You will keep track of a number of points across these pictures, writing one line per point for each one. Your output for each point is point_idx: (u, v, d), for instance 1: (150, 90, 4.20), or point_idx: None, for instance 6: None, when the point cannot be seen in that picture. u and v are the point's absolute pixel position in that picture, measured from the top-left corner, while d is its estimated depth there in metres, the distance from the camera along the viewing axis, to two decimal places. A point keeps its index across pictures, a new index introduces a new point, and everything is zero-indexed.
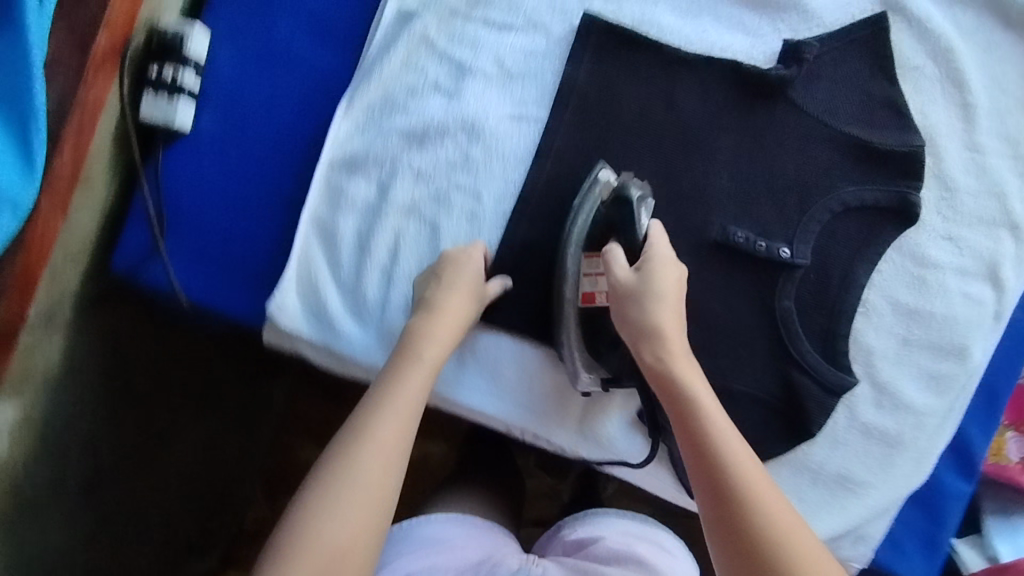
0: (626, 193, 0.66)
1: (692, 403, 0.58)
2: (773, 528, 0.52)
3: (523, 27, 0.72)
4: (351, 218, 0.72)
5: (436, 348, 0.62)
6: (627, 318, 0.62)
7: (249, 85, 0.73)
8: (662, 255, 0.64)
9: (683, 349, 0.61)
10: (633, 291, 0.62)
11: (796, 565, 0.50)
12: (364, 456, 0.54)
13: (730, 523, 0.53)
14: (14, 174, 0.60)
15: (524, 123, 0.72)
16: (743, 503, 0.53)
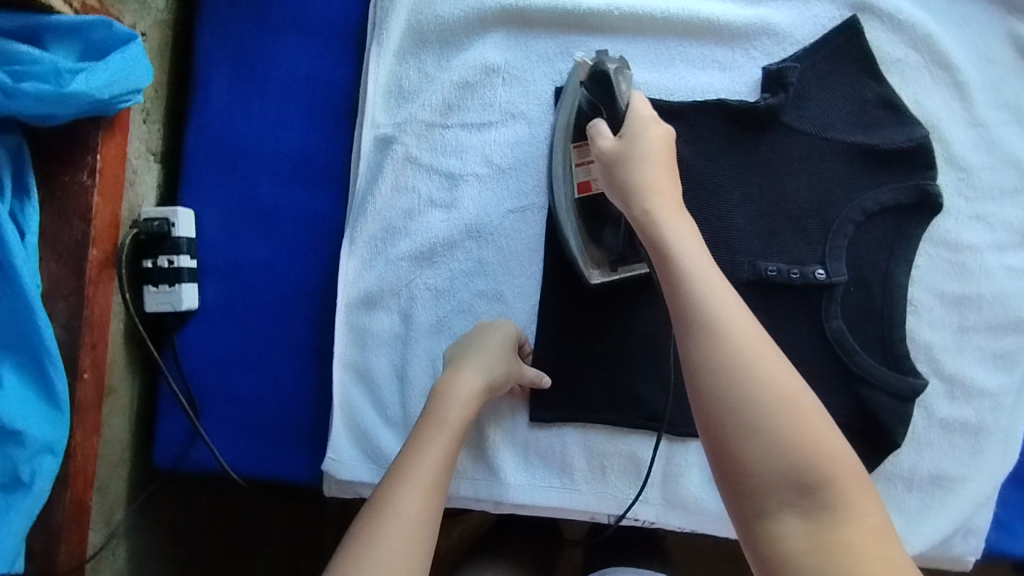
0: (605, 71, 0.63)
1: (671, 249, 0.51)
2: (766, 391, 0.44)
3: (502, 120, 0.71)
4: (382, 354, 0.70)
5: (458, 409, 0.58)
6: (611, 175, 0.57)
7: (247, 248, 0.71)
8: (639, 118, 0.58)
9: (673, 206, 0.54)
10: (615, 157, 0.58)
11: (794, 441, 0.43)
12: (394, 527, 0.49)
13: (698, 359, 0.46)
14: (42, 416, 0.58)
15: (528, 213, 0.71)
16: (722, 357, 0.45)
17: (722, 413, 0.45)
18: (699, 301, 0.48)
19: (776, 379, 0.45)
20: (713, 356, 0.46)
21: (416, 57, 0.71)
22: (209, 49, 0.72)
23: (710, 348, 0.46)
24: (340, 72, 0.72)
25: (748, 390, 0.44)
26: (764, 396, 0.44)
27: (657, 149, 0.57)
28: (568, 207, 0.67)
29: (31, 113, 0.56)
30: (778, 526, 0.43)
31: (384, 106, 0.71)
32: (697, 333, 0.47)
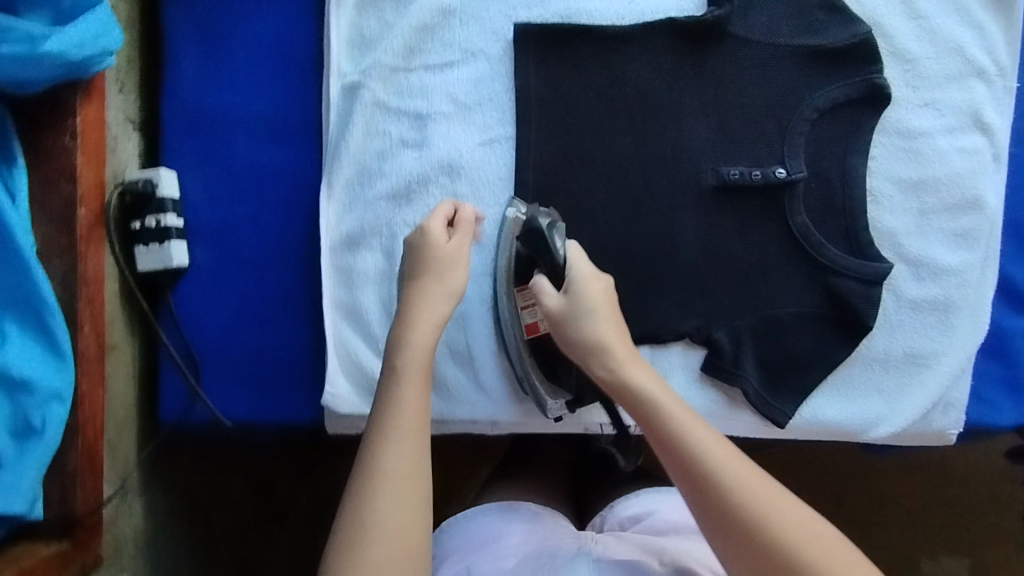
0: (539, 226, 0.67)
1: (658, 404, 0.57)
2: (774, 518, 0.50)
3: (462, 59, 0.74)
4: (369, 291, 0.72)
5: (418, 351, 0.59)
6: (568, 338, 0.63)
7: (230, 206, 0.74)
8: (581, 279, 0.64)
9: (634, 360, 0.60)
10: (563, 316, 0.63)
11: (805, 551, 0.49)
12: (386, 486, 0.52)
13: (705, 495, 0.52)
14: (46, 367, 0.61)
15: (496, 144, 0.73)
16: (738, 495, 0.51)
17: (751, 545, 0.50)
18: (674, 432, 0.55)
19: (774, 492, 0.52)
20: (713, 495, 0.52)
21: (375, 7, 0.74)
22: (175, 18, 0.75)
23: (707, 489, 0.52)
24: (303, 28, 0.75)
25: (759, 515, 0.50)
26: (769, 513, 0.51)
27: (623, 328, 0.63)
28: (518, 345, 0.70)
29: (12, 76, 0.59)
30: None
31: (349, 55, 0.74)
32: (692, 474, 0.53)
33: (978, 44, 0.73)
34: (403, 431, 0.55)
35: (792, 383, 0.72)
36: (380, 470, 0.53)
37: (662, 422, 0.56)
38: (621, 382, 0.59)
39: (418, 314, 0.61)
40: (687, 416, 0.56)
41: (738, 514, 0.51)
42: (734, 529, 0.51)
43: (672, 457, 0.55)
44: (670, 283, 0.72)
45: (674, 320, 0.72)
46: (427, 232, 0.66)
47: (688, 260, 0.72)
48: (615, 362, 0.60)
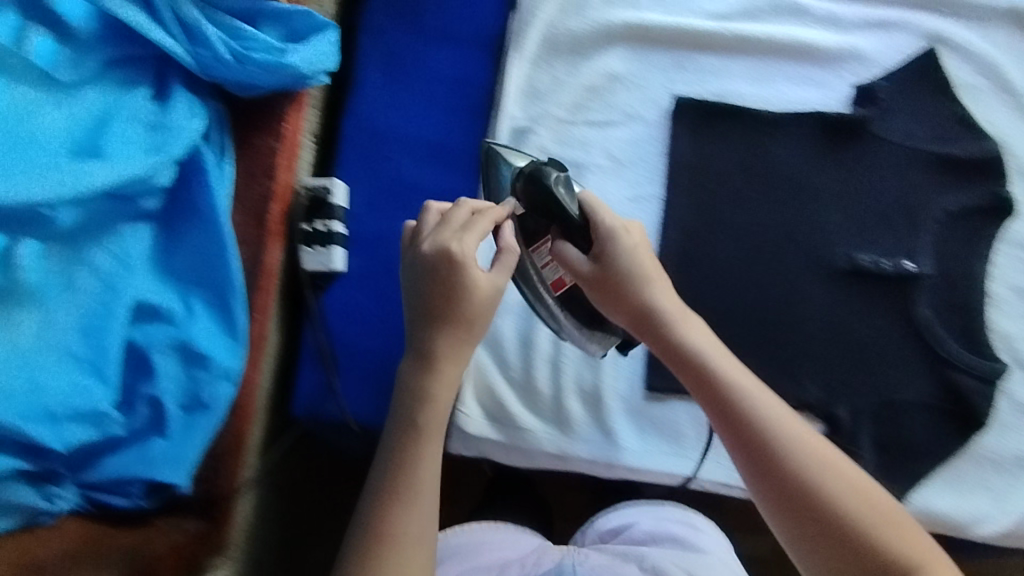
0: (547, 189, 0.62)
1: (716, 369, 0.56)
2: (836, 490, 0.51)
3: (622, 120, 0.80)
4: (510, 321, 0.77)
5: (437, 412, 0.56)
6: (616, 304, 0.62)
7: (391, 224, 0.79)
8: (611, 235, 0.61)
9: (690, 322, 0.60)
10: (601, 280, 0.61)
11: (865, 522, 0.50)
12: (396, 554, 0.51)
13: (766, 466, 0.53)
14: (222, 346, 0.65)
15: (644, 200, 0.79)
16: (799, 465, 0.52)
17: (810, 512, 0.51)
18: (737, 401, 0.55)
19: (834, 465, 0.52)
20: (773, 465, 0.52)
21: (549, 63, 0.80)
22: (366, 48, 0.82)
23: (767, 457, 0.53)
24: (478, 73, 0.82)
25: (825, 494, 0.51)
26: (829, 480, 0.52)
27: (675, 297, 0.62)
28: (555, 310, 0.68)
29: (248, 78, 0.64)
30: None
31: (520, 103, 0.79)
32: (751, 442, 0.53)
33: None
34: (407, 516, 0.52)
35: (902, 469, 0.74)
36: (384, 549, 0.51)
37: (722, 385, 0.56)
38: (675, 344, 0.58)
39: (443, 371, 0.56)
40: (744, 379, 0.56)
41: (802, 482, 0.52)
42: (792, 496, 0.52)
43: (734, 427, 0.54)
44: (796, 354, 0.76)
45: (795, 390, 0.75)
46: (465, 264, 0.57)
47: (814, 334, 0.76)
48: (675, 328, 0.59)
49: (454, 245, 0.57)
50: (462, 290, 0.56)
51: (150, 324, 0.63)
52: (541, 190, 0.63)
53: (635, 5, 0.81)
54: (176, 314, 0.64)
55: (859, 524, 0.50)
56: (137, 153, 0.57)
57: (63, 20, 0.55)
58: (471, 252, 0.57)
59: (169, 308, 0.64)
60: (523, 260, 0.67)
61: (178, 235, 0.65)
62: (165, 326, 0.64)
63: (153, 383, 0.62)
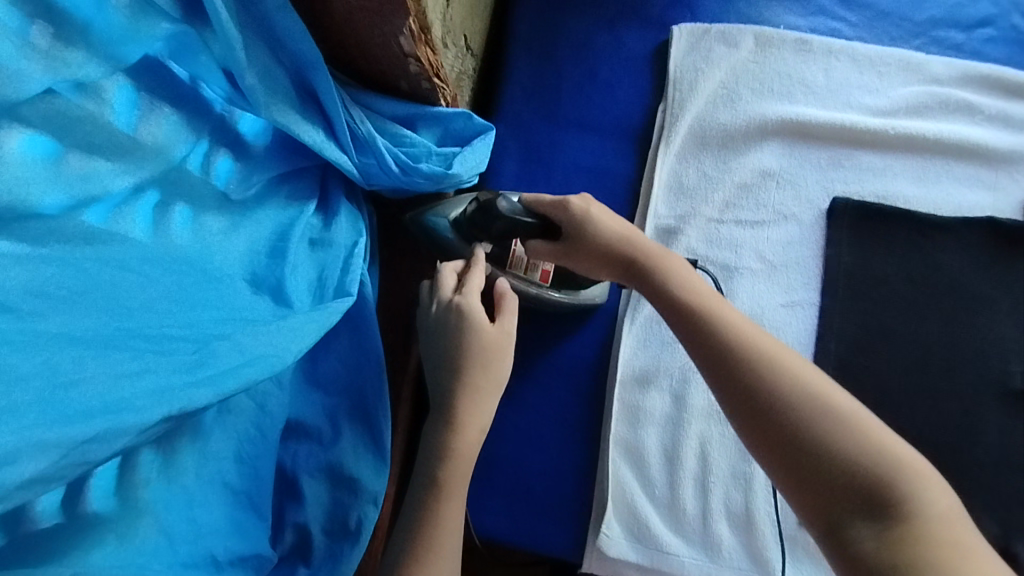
0: (501, 214, 0.61)
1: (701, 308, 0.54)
2: (822, 424, 0.48)
3: (775, 220, 0.76)
4: (653, 432, 0.71)
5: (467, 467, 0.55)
6: (588, 261, 0.61)
7: (523, 321, 0.75)
8: (561, 211, 0.61)
9: (668, 263, 0.58)
10: (568, 254, 0.61)
11: (850, 452, 0.47)
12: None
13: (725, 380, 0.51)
14: (369, 465, 0.60)
15: (799, 307, 0.74)
16: (780, 397, 0.49)
17: (791, 448, 0.48)
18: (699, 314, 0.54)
19: (820, 392, 0.49)
20: (733, 378, 0.51)
21: (697, 158, 0.77)
22: (504, 136, 0.79)
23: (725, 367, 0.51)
24: (619, 164, 0.79)
25: (806, 426, 0.48)
26: (795, 389, 0.49)
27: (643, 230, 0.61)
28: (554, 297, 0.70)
29: (408, 185, 0.61)
30: (858, 543, 0.45)
31: (665, 200, 0.76)
32: (709, 354, 0.52)
33: None
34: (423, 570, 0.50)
35: None
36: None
37: (703, 320, 0.53)
38: (655, 286, 0.57)
39: (465, 425, 0.55)
40: (729, 313, 0.54)
41: (764, 392, 0.49)
42: (753, 409, 0.50)
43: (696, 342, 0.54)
44: (970, 482, 0.69)
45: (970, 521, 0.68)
46: (471, 318, 0.58)
47: (985, 461, 0.70)
48: (642, 251, 0.59)
49: (454, 304, 0.58)
50: (469, 343, 0.57)
51: (299, 446, 0.59)
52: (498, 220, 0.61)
53: (791, 99, 0.78)
54: (325, 434, 0.60)
55: (842, 458, 0.47)
56: (310, 296, 0.53)
57: (242, 138, 0.52)
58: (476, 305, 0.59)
59: (318, 426, 0.60)
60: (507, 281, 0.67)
61: (329, 346, 0.61)
62: (313, 447, 0.59)
63: (302, 510, 0.57)
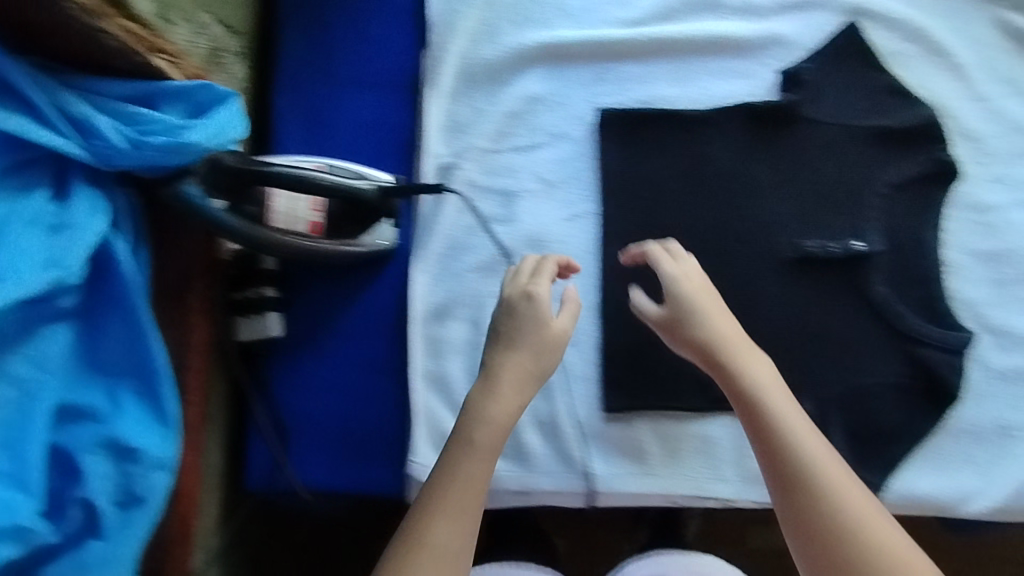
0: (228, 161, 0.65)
1: (760, 394, 0.59)
2: (846, 521, 0.53)
3: (549, 141, 0.79)
4: (456, 360, 0.75)
5: (490, 432, 0.59)
6: (681, 341, 0.64)
7: (324, 280, 0.78)
8: (675, 277, 0.65)
9: (736, 339, 0.63)
10: (670, 320, 0.65)
11: (869, 552, 0.52)
12: (442, 513, 0.55)
13: (801, 515, 0.54)
14: (152, 433, 0.62)
15: (581, 220, 0.77)
16: (818, 485, 0.55)
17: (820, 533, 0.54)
18: (790, 453, 0.56)
19: (854, 494, 0.54)
20: (806, 505, 0.54)
21: (468, 95, 0.80)
22: (284, 106, 0.82)
23: (811, 511, 0.54)
24: (397, 116, 0.81)
25: (835, 520, 0.53)
26: (848, 511, 0.54)
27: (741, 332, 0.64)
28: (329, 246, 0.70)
29: (149, 163, 0.63)
30: None
31: (442, 139, 0.79)
32: (793, 484, 0.55)
33: None
34: (446, 516, 0.55)
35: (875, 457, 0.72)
36: (419, 552, 0.53)
37: (762, 405, 0.59)
38: (724, 369, 0.61)
39: (502, 394, 0.60)
40: (785, 402, 0.59)
41: (846, 542, 0.53)
42: (792, 492, 0.55)
43: (779, 470, 0.56)
44: None
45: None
46: (542, 315, 0.64)
47: (769, 330, 0.74)
48: (740, 364, 0.61)
49: (528, 291, 0.64)
50: (526, 328, 0.63)
51: (76, 425, 0.60)
52: (230, 168, 0.65)
53: (548, 24, 0.80)
54: (102, 411, 0.61)
55: (858, 549, 0.52)
56: (39, 264, 0.56)
57: None
58: (545, 296, 0.65)
59: (94, 408, 0.61)
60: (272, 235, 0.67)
61: (99, 328, 0.63)
62: (91, 426, 0.61)
63: (83, 487, 0.59)
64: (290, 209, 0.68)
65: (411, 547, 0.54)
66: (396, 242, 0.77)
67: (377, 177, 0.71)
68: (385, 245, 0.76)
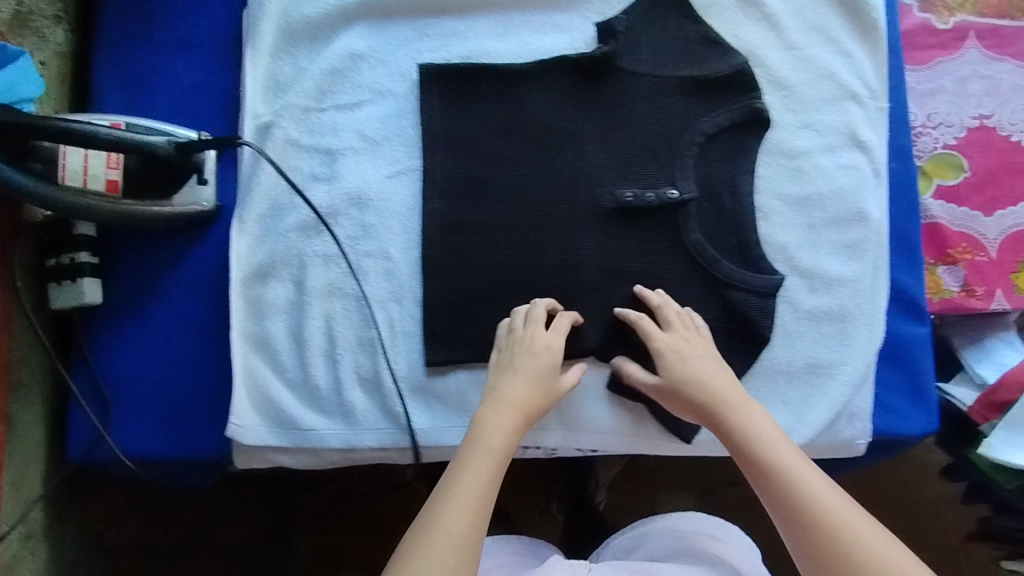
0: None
1: (757, 436, 0.63)
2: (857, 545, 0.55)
3: (371, 99, 0.78)
4: (278, 320, 0.75)
5: (503, 438, 0.63)
6: (682, 407, 0.68)
7: (146, 245, 0.78)
8: (672, 347, 0.69)
9: (729, 386, 0.67)
10: (670, 387, 0.68)
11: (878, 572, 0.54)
12: (457, 498, 0.57)
13: (813, 547, 0.56)
14: None
15: (404, 177, 0.77)
16: (820, 516, 0.57)
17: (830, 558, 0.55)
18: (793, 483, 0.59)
19: (858, 520, 0.57)
20: (816, 533, 0.57)
21: (288, 53, 0.79)
22: (103, 69, 0.80)
23: (818, 536, 0.56)
24: (220, 78, 0.80)
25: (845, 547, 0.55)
26: (852, 533, 0.56)
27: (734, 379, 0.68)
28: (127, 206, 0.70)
29: None
30: None
31: (262, 98, 0.78)
32: (798, 515, 0.58)
33: (849, 71, 0.77)
34: (463, 498, 0.57)
35: None
36: (433, 534, 0.55)
37: (757, 446, 0.62)
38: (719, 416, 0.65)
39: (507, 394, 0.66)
40: (781, 440, 0.62)
41: (848, 562, 0.55)
42: (801, 523, 0.57)
43: (783, 506, 0.59)
44: (570, 301, 0.74)
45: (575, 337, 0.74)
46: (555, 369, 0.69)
47: (588, 280, 0.74)
48: (736, 414, 0.65)
49: (545, 344, 0.69)
50: (529, 369, 0.68)
51: None
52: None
53: None
54: None
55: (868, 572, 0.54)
56: None
57: None
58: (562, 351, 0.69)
59: None
60: (55, 195, 0.65)
61: None
62: None
63: None
64: (86, 167, 0.69)
65: (429, 528, 0.56)
66: (217, 204, 0.77)
67: (179, 133, 0.71)
68: (203, 207, 0.76)
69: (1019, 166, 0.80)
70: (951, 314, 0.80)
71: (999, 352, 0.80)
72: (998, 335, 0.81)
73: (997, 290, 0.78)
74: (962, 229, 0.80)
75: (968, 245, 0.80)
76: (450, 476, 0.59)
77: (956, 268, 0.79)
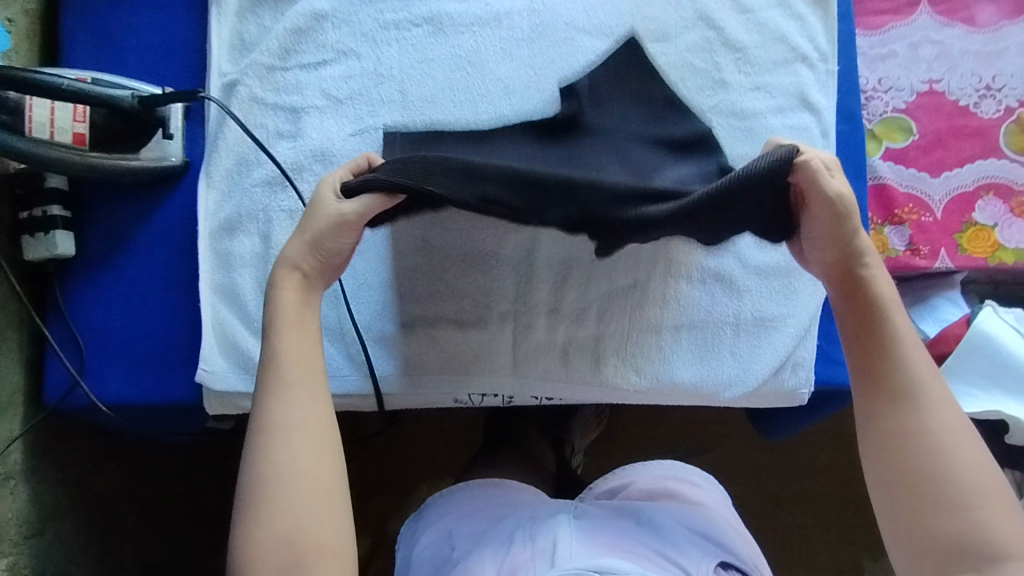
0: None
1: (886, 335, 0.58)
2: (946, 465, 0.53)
3: (336, 58, 0.80)
4: (244, 272, 0.78)
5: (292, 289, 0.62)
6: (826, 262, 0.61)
7: (118, 199, 0.80)
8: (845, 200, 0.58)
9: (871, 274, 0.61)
10: (827, 231, 0.59)
11: (959, 490, 0.53)
12: (287, 394, 0.58)
13: (895, 451, 0.55)
14: None
15: (368, 134, 0.79)
16: (918, 427, 0.55)
17: (910, 468, 0.54)
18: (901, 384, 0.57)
19: (960, 442, 0.54)
20: (902, 437, 0.55)
21: (255, 14, 0.82)
22: (74, 27, 0.82)
23: (906, 443, 0.55)
24: (191, 36, 0.83)
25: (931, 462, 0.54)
26: (943, 450, 0.54)
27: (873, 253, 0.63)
28: (97, 156, 0.73)
29: None
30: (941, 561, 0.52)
31: (230, 57, 0.81)
32: (895, 415, 0.56)
33: (800, 34, 0.80)
34: (292, 385, 0.59)
35: (643, 348, 0.77)
36: (275, 432, 0.57)
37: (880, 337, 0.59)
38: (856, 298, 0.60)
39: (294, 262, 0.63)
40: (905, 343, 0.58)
41: (928, 470, 0.54)
42: (890, 427, 0.56)
43: (886, 403, 0.57)
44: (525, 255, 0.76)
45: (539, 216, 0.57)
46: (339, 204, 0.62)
47: None
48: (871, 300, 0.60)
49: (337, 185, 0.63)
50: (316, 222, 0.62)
51: None
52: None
53: None
54: None
55: (947, 488, 0.53)
56: None
57: None
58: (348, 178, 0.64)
59: None
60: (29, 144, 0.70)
61: None
62: None
63: None
64: (53, 119, 0.72)
65: (270, 428, 0.57)
66: (185, 159, 0.80)
67: (141, 88, 0.75)
68: (171, 161, 0.78)
69: (966, 129, 0.83)
70: (898, 273, 0.82)
71: (942, 309, 0.82)
72: (942, 292, 0.83)
73: (941, 249, 0.81)
74: (909, 190, 0.83)
75: (915, 206, 0.82)
76: (278, 377, 0.59)
77: (902, 228, 0.82)
